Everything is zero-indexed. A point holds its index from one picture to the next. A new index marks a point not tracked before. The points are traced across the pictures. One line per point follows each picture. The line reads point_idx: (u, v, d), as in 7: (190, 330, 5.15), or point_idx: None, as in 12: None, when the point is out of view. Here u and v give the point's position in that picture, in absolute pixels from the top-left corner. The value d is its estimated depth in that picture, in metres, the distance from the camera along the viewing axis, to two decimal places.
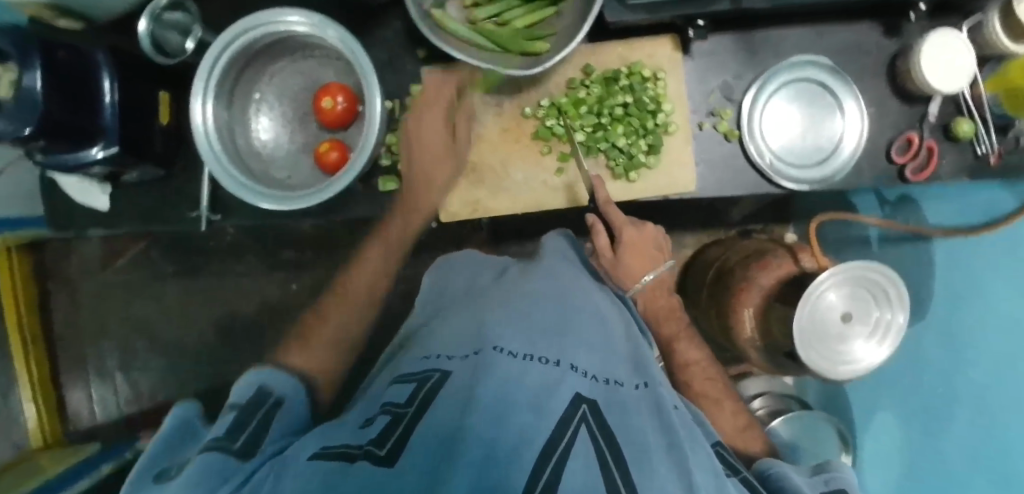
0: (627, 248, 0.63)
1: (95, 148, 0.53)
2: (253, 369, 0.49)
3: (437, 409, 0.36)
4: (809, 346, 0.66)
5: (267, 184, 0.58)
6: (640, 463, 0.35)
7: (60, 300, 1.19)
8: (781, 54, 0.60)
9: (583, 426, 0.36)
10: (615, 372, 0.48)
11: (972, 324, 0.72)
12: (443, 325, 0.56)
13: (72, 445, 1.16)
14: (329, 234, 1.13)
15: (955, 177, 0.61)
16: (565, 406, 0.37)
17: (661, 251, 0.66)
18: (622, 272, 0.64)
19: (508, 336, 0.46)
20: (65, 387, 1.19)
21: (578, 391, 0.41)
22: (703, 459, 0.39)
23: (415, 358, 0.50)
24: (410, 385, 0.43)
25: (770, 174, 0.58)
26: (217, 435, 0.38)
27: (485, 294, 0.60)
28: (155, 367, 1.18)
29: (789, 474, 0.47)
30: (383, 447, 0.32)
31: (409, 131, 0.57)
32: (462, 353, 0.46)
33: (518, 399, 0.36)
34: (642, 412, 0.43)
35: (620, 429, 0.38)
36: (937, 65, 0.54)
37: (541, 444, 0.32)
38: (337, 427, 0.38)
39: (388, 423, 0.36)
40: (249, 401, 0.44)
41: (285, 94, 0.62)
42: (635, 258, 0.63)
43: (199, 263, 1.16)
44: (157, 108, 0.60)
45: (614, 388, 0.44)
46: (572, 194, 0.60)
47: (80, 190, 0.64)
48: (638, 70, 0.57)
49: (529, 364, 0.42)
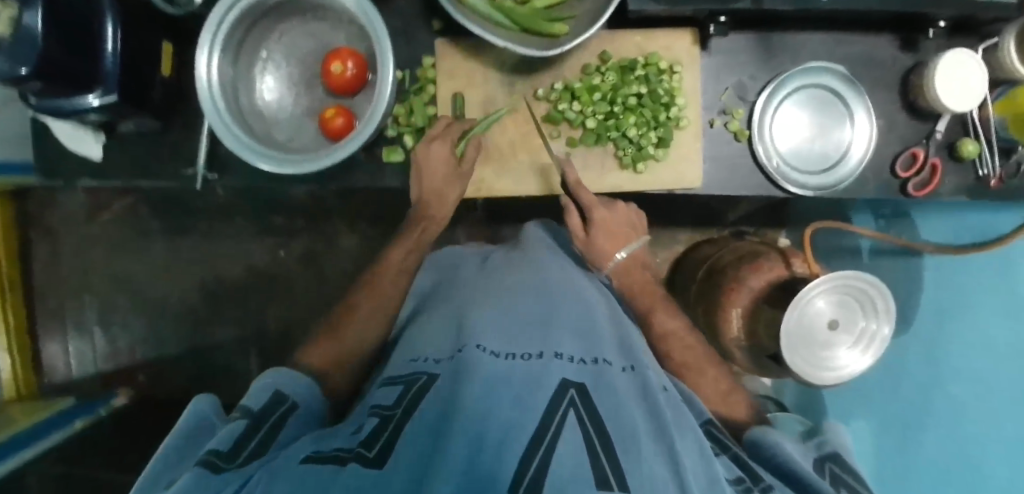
0: (599, 228, 0.61)
1: (91, 96, 0.51)
2: (270, 371, 0.51)
3: (424, 413, 0.37)
4: (795, 350, 0.67)
5: (268, 144, 0.57)
6: (628, 447, 0.35)
7: (41, 250, 1.16)
8: (798, 58, 0.60)
9: (571, 412, 0.36)
10: (603, 352, 0.47)
11: (961, 342, 0.78)
12: (431, 322, 0.57)
13: (45, 397, 1.14)
14: (322, 203, 1.11)
15: (955, 196, 0.61)
16: (551, 394, 0.38)
17: (636, 229, 0.64)
18: (595, 249, 0.62)
19: (488, 334, 0.46)
20: (41, 339, 1.17)
21: (565, 375, 0.41)
22: (690, 441, 0.40)
23: (403, 361, 0.52)
24: (398, 387, 0.44)
25: (776, 177, 0.59)
26: (228, 440, 0.38)
27: (476, 283, 0.60)
28: (135, 324, 1.17)
29: (782, 444, 0.46)
30: (372, 450, 0.34)
31: (418, 159, 0.57)
32: (447, 355, 0.47)
33: (504, 394, 0.37)
34: (629, 395, 0.43)
35: (610, 412, 0.38)
36: (951, 83, 0.54)
37: (527, 437, 0.32)
38: (331, 433, 0.39)
39: (377, 426, 0.38)
40: (265, 405, 0.45)
41: (293, 55, 0.61)
42: (607, 236, 0.61)
43: (187, 222, 1.14)
44: (158, 59, 0.58)
45: (602, 369, 0.44)
46: (543, 179, 0.60)
47: (71, 137, 0.62)
48: (655, 62, 0.57)
49: (514, 357, 0.42)
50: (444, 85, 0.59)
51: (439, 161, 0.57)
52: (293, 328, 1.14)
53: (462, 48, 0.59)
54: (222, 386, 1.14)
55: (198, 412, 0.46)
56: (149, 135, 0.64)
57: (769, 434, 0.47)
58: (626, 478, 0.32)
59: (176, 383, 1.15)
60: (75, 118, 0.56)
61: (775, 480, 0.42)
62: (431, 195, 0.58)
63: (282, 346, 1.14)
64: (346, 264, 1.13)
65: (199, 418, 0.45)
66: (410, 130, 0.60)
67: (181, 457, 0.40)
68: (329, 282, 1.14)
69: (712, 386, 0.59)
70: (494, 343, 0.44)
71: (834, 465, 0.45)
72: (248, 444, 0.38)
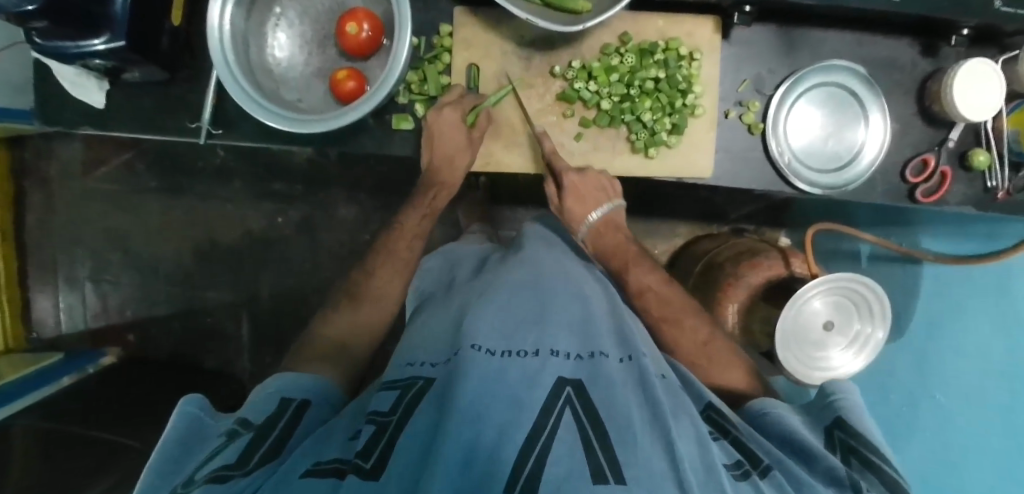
0: (567, 195, 0.58)
1: (98, 40, 0.50)
2: (272, 378, 0.50)
3: (421, 417, 0.39)
4: (788, 348, 0.68)
5: (276, 102, 0.56)
6: (622, 438, 0.35)
7: (35, 201, 1.14)
8: (818, 55, 0.59)
9: (566, 410, 0.37)
10: (601, 345, 0.48)
11: (951, 348, 0.80)
12: (433, 318, 0.58)
13: (33, 351, 1.13)
14: (323, 171, 1.10)
15: (961, 207, 0.61)
16: (546, 394, 0.39)
17: (608, 192, 0.59)
18: (571, 217, 0.61)
19: (486, 332, 0.46)
20: (32, 292, 1.16)
21: (560, 375, 0.41)
22: (686, 428, 0.40)
23: (398, 364, 0.51)
24: (394, 392, 0.44)
25: (787, 173, 0.58)
26: (236, 453, 0.37)
27: (477, 283, 0.60)
28: (128, 282, 1.16)
29: (787, 418, 0.47)
30: (369, 459, 0.35)
31: (429, 127, 0.56)
32: (444, 359, 0.47)
33: (498, 394, 0.38)
34: (626, 387, 0.43)
35: (606, 404, 0.39)
36: (969, 92, 0.54)
37: (522, 438, 0.34)
38: (330, 437, 0.40)
39: (374, 432, 0.38)
40: (272, 411, 0.44)
41: (308, 13, 0.60)
42: (578, 202, 0.58)
43: (185, 182, 1.13)
44: (170, 7, 0.56)
45: (598, 362, 0.44)
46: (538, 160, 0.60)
47: (74, 83, 0.60)
48: (676, 47, 0.57)
49: (510, 355, 0.43)
50: (459, 56, 0.58)
51: (449, 129, 0.56)
52: (286, 296, 1.14)
53: (480, 19, 0.58)
54: (211, 350, 1.14)
55: (189, 414, 0.43)
56: (157, 85, 0.63)
57: (775, 407, 0.49)
58: (622, 468, 0.32)
59: (167, 344, 1.15)
60: (78, 63, 0.54)
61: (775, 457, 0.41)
62: (441, 161, 0.58)
63: (274, 313, 1.14)
64: (343, 235, 1.13)
65: (191, 420, 0.43)
66: (422, 98, 0.59)
67: (182, 460, 0.39)
68: (324, 251, 1.13)
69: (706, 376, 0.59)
70: (490, 341, 0.45)
71: (844, 437, 0.44)
72: (256, 453, 0.38)
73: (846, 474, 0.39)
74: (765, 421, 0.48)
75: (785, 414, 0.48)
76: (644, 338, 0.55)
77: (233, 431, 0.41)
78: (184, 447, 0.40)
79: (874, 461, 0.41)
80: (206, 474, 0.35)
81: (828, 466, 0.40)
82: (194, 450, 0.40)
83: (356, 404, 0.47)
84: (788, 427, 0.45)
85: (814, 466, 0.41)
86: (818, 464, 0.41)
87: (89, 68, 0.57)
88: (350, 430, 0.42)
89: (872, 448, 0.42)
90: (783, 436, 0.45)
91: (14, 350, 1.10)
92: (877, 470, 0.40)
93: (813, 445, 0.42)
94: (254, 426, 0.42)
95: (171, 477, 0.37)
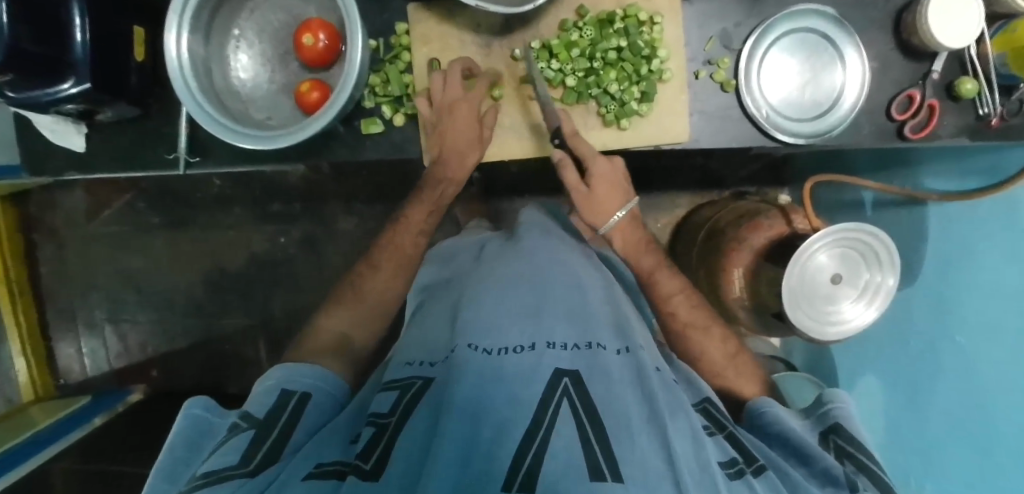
0: (604, 184, 0.57)
1: (67, 84, 0.51)
2: (275, 367, 0.50)
3: (416, 420, 0.38)
4: (797, 305, 0.66)
5: (244, 123, 0.56)
6: (620, 434, 0.35)
7: (46, 252, 1.18)
8: (783, 3, 0.58)
9: (564, 402, 0.37)
10: (598, 336, 0.47)
11: (966, 290, 0.67)
12: (429, 317, 0.57)
13: (63, 397, 1.17)
14: (317, 185, 1.10)
15: (954, 139, 0.58)
16: (544, 387, 0.39)
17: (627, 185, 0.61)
18: (595, 208, 0.59)
19: (483, 329, 0.46)
20: (55, 338, 1.19)
21: (557, 367, 0.41)
22: (682, 423, 0.39)
23: (397, 364, 0.51)
24: (392, 393, 0.44)
25: (766, 126, 0.57)
26: (229, 458, 0.38)
27: (473, 275, 0.59)
28: (143, 319, 1.18)
29: (788, 421, 0.48)
30: (369, 459, 0.35)
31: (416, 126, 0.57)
32: (442, 357, 0.47)
33: (497, 393, 0.38)
34: (624, 379, 0.42)
35: (602, 398, 0.38)
36: (945, 20, 0.51)
37: (521, 432, 0.34)
38: (331, 436, 0.40)
39: (373, 434, 0.38)
40: (275, 405, 0.45)
41: (265, 31, 0.60)
42: (610, 192, 0.58)
43: (186, 215, 1.15)
44: (132, 43, 0.57)
45: (596, 353, 0.44)
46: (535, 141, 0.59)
47: (54, 131, 0.61)
48: (635, 13, 0.55)
49: (507, 351, 0.42)
50: (419, 53, 0.59)
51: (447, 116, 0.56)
52: (297, 315, 1.15)
53: (434, 12, 0.58)
54: (232, 376, 1.15)
55: (195, 418, 0.44)
56: (132, 123, 0.63)
57: (771, 407, 0.50)
58: (620, 466, 0.32)
59: (189, 374, 1.17)
60: (52, 110, 0.55)
61: (773, 460, 0.43)
62: (437, 140, 0.57)
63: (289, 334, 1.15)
64: (344, 248, 1.12)
65: (193, 423, 0.44)
66: (388, 100, 0.59)
67: (187, 462, 0.41)
68: (330, 266, 1.13)
69: (720, 368, 0.59)
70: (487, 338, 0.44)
71: (841, 442, 0.46)
72: (257, 453, 0.39)
73: (844, 476, 0.41)
74: (763, 420, 0.49)
75: (783, 414, 0.49)
76: (642, 330, 0.55)
77: (235, 427, 0.42)
78: (183, 459, 0.41)
79: (868, 465, 0.43)
80: (209, 474, 0.36)
81: (825, 467, 0.42)
82: (200, 448, 0.42)
83: (356, 402, 0.47)
84: (787, 428, 0.46)
85: (810, 468, 0.43)
86: (815, 465, 0.43)
87: (63, 114, 0.58)
88: (349, 432, 0.41)
89: (868, 453, 0.44)
90: (782, 437, 0.46)
91: (45, 399, 1.14)
92: (869, 470, 0.42)
93: (808, 444, 0.44)
94: (256, 420, 0.42)
95: (180, 480, 0.39)
